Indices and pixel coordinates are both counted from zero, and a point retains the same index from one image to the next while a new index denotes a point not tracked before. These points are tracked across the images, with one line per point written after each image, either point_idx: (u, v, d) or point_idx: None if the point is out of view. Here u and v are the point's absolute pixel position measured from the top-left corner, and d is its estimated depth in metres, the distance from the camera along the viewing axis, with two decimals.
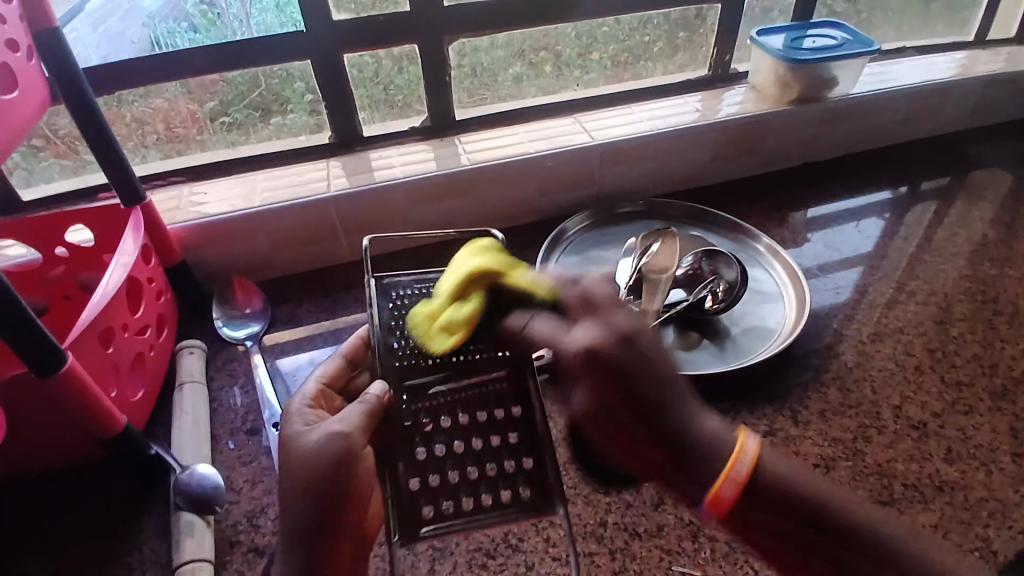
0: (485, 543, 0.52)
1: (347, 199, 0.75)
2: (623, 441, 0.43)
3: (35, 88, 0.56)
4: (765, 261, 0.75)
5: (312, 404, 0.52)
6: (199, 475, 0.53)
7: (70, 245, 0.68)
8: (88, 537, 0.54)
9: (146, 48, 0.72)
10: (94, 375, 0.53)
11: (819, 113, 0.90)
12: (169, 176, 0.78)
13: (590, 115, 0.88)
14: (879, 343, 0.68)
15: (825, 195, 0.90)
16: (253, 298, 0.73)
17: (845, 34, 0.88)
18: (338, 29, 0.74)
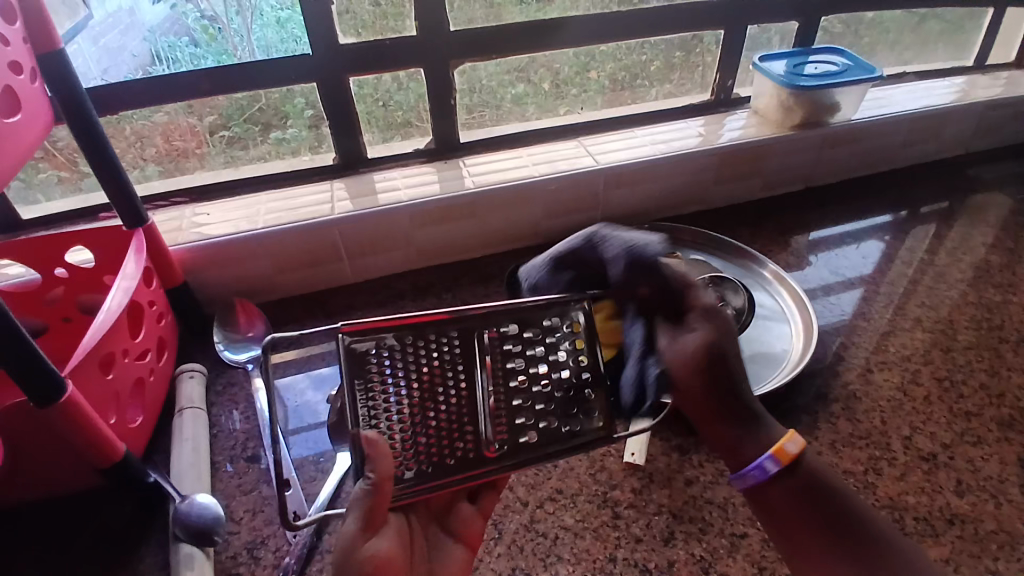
0: None
1: (350, 222, 0.74)
2: (694, 395, 0.50)
3: (39, 111, 0.56)
4: (772, 286, 0.75)
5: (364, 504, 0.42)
6: (199, 504, 0.52)
7: (71, 266, 0.67)
8: (85, 569, 0.53)
9: (148, 62, 0.71)
10: (95, 403, 0.52)
11: (821, 138, 0.90)
12: (171, 196, 0.78)
13: (593, 139, 0.88)
14: (886, 371, 0.68)
15: (827, 218, 0.91)
16: (254, 321, 0.72)
17: (845, 60, 0.89)
18: (341, 50, 0.74)
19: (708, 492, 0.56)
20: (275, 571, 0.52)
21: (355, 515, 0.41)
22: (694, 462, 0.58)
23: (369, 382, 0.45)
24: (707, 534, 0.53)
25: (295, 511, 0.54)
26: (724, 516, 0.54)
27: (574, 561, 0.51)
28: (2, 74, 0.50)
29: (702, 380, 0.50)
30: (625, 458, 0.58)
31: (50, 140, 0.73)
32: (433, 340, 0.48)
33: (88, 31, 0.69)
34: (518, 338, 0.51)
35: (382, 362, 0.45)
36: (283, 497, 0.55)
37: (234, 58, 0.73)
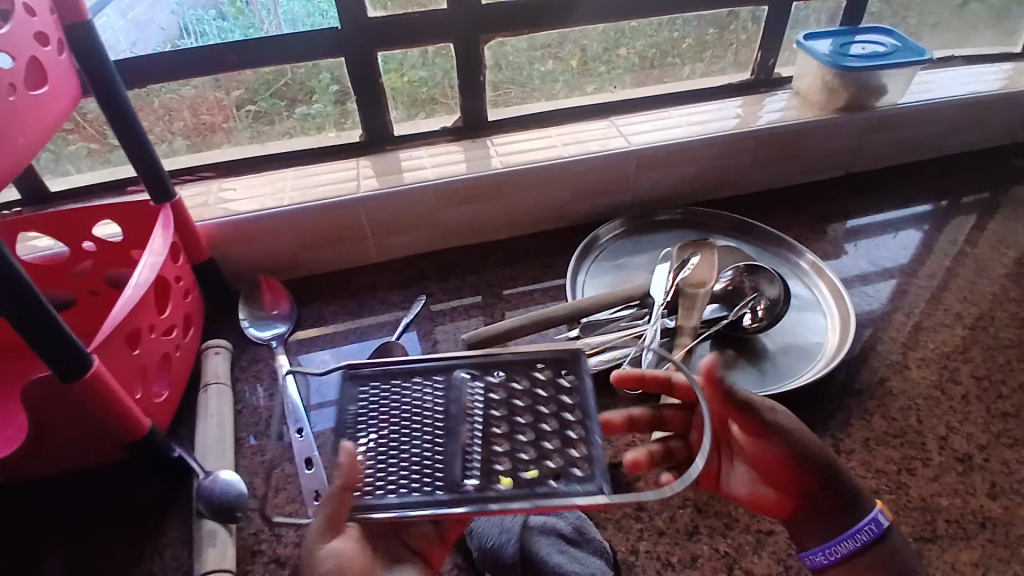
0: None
1: (374, 201, 0.73)
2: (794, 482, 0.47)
3: (66, 83, 0.56)
4: (809, 278, 0.72)
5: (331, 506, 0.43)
6: (223, 482, 0.52)
7: (98, 240, 0.67)
8: (111, 539, 0.54)
9: (175, 36, 0.71)
10: (121, 377, 0.52)
11: (863, 122, 0.86)
12: (197, 171, 0.78)
13: (624, 119, 0.86)
14: (925, 368, 0.65)
15: (866, 207, 0.87)
16: (281, 299, 0.72)
17: (894, 40, 0.85)
18: (368, 25, 0.72)
19: None
20: (296, 550, 0.52)
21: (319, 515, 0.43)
22: None
23: (354, 410, 0.47)
24: (732, 529, 0.52)
25: (317, 490, 0.53)
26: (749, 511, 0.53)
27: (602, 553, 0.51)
28: (27, 45, 0.50)
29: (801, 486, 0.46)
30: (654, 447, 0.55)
31: (79, 111, 0.73)
32: (417, 380, 0.48)
33: (116, 4, 0.69)
34: (518, 388, 0.48)
35: (374, 393, 0.48)
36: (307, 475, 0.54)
37: (261, 32, 0.72)
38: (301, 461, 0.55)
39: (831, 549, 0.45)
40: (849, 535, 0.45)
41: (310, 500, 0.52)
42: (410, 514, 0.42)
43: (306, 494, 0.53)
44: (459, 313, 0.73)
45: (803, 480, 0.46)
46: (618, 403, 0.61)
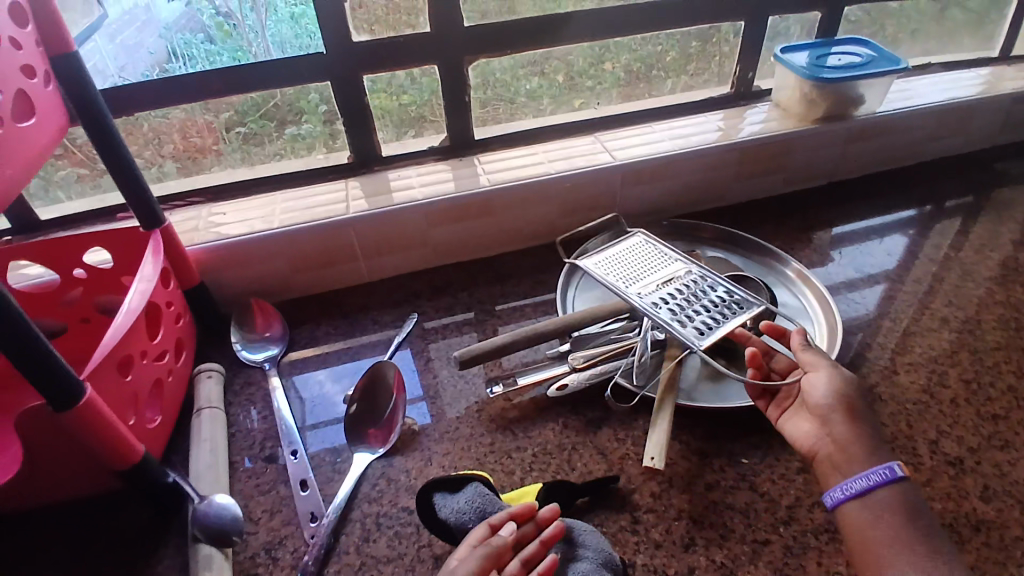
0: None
1: (365, 221, 0.74)
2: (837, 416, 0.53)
3: (53, 113, 0.56)
4: (796, 286, 0.73)
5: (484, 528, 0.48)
6: (217, 505, 0.52)
7: (88, 267, 0.68)
8: (104, 568, 0.53)
9: (165, 59, 0.71)
10: (113, 404, 0.52)
11: (845, 132, 0.88)
12: (188, 196, 0.78)
13: (610, 134, 0.87)
14: (912, 373, 0.66)
15: (849, 214, 0.88)
16: (273, 321, 0.72)
17: (869, 51, 0.87)
18: (355, 48, 0.73)
19: (728, 497, 0.55)
20: (292, 573, 0.51)
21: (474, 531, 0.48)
22: (714, 466, 0.57)
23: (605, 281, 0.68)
24: (728, 540, 0.52)
25: (313, 512, 0.55)
26: (745, 522, 0.53)
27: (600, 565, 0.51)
28: (14, 78, 0.51)
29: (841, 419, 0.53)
30: (645, 463, 0.55)
31: (69, 137, 0.73)
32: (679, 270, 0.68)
33: (105, 29, 0.69)
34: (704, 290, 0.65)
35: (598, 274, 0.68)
36: (302, 497, 0.56)
37: (250, 54, 0.73)
38: (295, 483, 0.57)
39: (846, 486, 0.50)
40: (863, 475, 0.50)
41: (306, 522, 0.54)
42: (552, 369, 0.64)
43: (300, 516, 0.55)
44: (451, 330, 0.73)
45: (843, 415, 0.53)
46: (611, 415, 0.61)
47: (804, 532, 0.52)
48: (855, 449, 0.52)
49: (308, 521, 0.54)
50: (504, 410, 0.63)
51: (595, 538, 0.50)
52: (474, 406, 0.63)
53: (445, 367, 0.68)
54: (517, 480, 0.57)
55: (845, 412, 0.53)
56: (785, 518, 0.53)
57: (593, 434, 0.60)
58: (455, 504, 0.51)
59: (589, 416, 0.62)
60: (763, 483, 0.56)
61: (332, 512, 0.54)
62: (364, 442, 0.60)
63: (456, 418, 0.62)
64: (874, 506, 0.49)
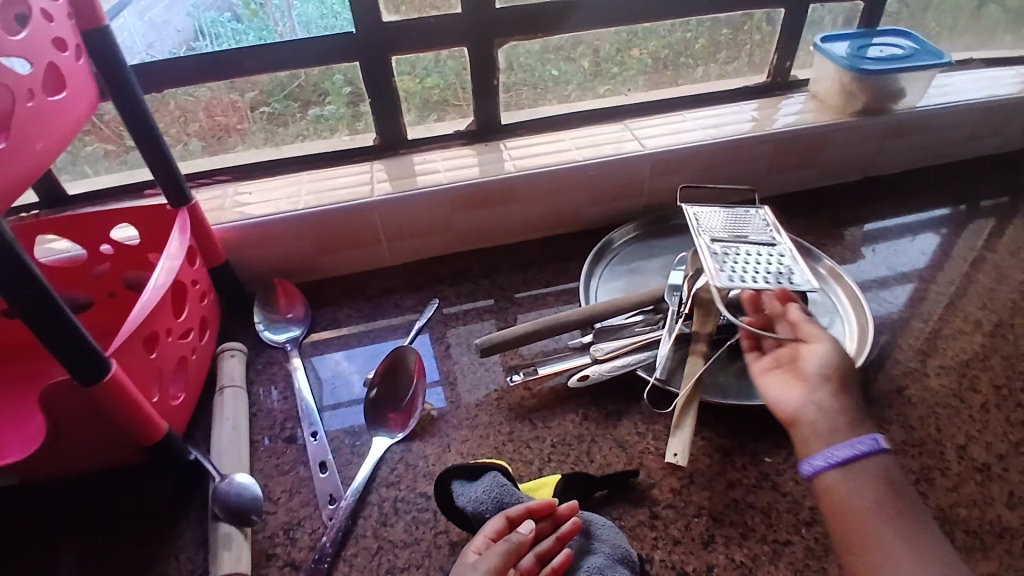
0: None
1: (389, 205, 0.74)
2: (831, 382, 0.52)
3: (84, 87, 0.56)
4: (827, 284, 0.72)
5: (499, 529, 0.47)
6: (238, 485, 0.52)
7: (115, 243, 0.68)
8: (127, 541, 0.54)
9: (192, 37, 0.71)
10: (138, 380, 0.52)
11: (883, 126, 0.85)
12: (214, 175, 0.78)
13: (639, 122, 0.85)
14: (942, 377, 0.64)
15: (882, 211, 0.86)
16: (296, 303, 0.73)
17: (911, 43, 0.84)
18: (384, 29, 0.72)
19: (750, 497, 0.54)
20: (310, 553, 0.51)
21: (490, 527, 0.47)
22: (737, 465, 0.56)
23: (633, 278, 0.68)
24: (749, 540, 0.51)
25: (331, 494, 0.55)
26: (767, 522, 0.52)
27: None
28: (46, 51, 0.51)
29: (829, 386, 0.52)
30: (668, 459, 0.55)
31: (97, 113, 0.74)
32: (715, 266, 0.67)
33: (133, 6, 0.69)
34: None
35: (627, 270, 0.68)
36: (320, 478, 0.56)
37: (276, 34, 0.72)
38: (315, 465, 0.57)
39: (829, 454, 0.48)
40: (847, 443, 0.48)
41: (325, 503, 0.54)
42: (573, 364, 0.63)
43: (319, 497, 0.55)
44: (471, 317, 0.73)
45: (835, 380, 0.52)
46: (632, 408, 0.61)
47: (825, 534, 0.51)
48: (841, 421, 0.50)
49: (326, 503, 0.54)
50: (524, 399, 0.62)
51: (612, 532, 0.49)
52: (493, 394, 0.63)
53: (465, 353, 0.68)
54: (535, 470, 0.56)
55: (836, 383, 0.52)
56: (808, 520, 0.52)
57: (613, 428, 0.59)
58: (473, 493, 0.50)
59: (610, 409, 0.61)
60: (786, 483, 0.55)
61: (350, 494, 0.54)
62: (384, 427, 0.60)
63: (474, 405, 0.62)
64: (856, 477, 0.47)
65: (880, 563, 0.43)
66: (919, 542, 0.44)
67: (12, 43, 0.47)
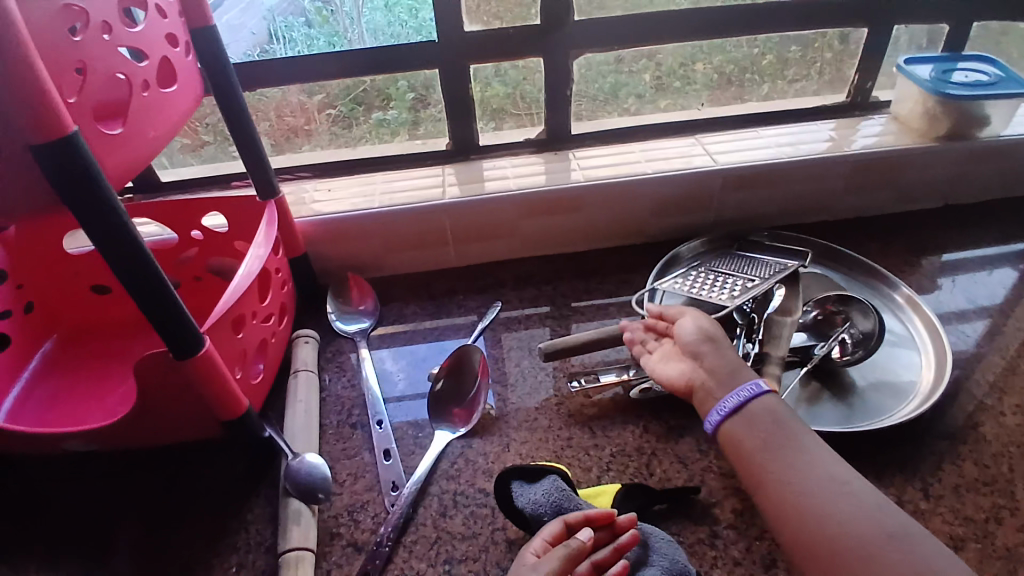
0: None
1: (459, 208, 0.76)
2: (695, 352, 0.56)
3: (192, 82, 0.61)
4: (903, 312, 0.70)
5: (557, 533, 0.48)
6: (308, 465, 0.55)
7: (205, 229, 0.73)
8: (203, 509, 0.58)
9: (266, 40, 0.76)
10: (225, 358, 0.56)
11: (967, 152, 0.82)
12: (296, 171, 0.83)
13: (711, 138, 0.85)
14: (1023, 416, 0.61)
15: (962, 241, 0.83)
16: (367, 297, 0.75)
17: (997, 69, 0.80)
18: (465, 37, 0.75)
19: None
20: (372, 537, 0.54)
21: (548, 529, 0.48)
22: None
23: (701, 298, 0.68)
24: None
25: (394, 482, 0.57)
26: None
27: None
28: (159, 45, 0.55)
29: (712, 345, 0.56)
30: None
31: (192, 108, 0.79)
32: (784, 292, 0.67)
33: (216, 11, 0.73)
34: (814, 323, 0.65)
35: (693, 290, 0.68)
36: (385, 466, 0.58)
37: (345, 40, 0.76)
38: (379, 452, 0.59)
39: (721, 406, 0.52)
40: (732, 393, 0.52)
41: (387, 490, 0.56)
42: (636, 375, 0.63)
43: (382, 483, 0.57)
44: (533, 321, 0.74)
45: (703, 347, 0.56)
46: (692, 423, 0.61)
47: None
48: (724, 375, 0.53)
49: (389, 490, 0.56)
50: (584, 406, 0.63)
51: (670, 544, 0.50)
52: (554, 398, 0.64)
53: (526, 357, 0.69)
54: (593, 477, 0.57)
55: (710, 338, 0.56)
56: None
57: (673, 441, 0.59)
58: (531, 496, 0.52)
59: (670, 422, 0.61)
60: None
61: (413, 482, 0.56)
62: (447, 421, 0.62)
63: (535, 408, 0.63)
64: (748, 419, 0.50)
65: (785, 493, 0.46)
66: (809, 469, 0.46)
67: (127, 35, 0.51)
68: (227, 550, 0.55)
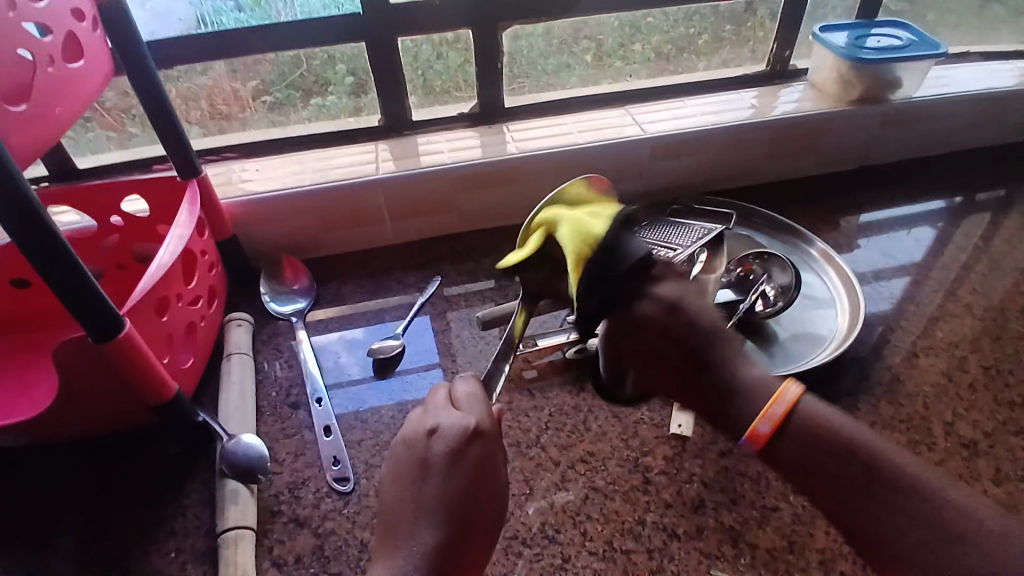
0: (563, 550, 0.51)
1: (392, 183, 0.75)
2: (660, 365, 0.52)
3: (100, 58, 0.58)
4: (818, 266, 0.74)
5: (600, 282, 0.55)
6: (245, 445, 0.54)
7: (125, 215, 0.70)
8: (136, 498, 0.56)
9: (193, 26, 0.72)
10: (148, 342, 0.54)
11: (879, 115, 0.87)
12: (221, 151, 0.80)
13: (640, 108, 0.87)
14: (931, 357, 0.66)
15: (878, 201, 0.87)
16: (300, 275, 0.75)
17: (909, 35, 0.85)
18: (390, 8, 0.73)
19: (740, 464, 0.56)
20: (314, 512, 0.53)
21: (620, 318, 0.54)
22: None
23: None
24: (738, 504, 0.53)
25: (335, 455, 0.57)
26: (756, 488, 0.54)
27: (603, 520, 0.52)
28: (66, 20, 0.52)
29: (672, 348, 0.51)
30: (672, 429, 0.58)
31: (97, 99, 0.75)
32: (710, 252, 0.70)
33: None
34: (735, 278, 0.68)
35: None
36: (325, 442, 0.58)
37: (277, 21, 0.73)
38: (320, 429, 0.59)
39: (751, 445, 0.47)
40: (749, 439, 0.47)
41: (329, 466, 0.56)
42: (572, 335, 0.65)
43: (323, 459, 0.57)
44: (473, 295, 0.74)
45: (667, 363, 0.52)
46: None
47: None
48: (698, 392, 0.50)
49: (330, 465, 0.56)
50: (523, 370, 0.64)
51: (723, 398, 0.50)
52: None
53: (465, 328, 0.70)
54: (533, 437, 0.58)
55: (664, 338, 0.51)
56: None
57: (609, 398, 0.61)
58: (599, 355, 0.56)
59: None
60: None
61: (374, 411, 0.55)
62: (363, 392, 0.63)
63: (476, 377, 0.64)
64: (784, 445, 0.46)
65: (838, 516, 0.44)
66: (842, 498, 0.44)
67: (34, 9, 0.48)
68: (165, 538, 0.53)
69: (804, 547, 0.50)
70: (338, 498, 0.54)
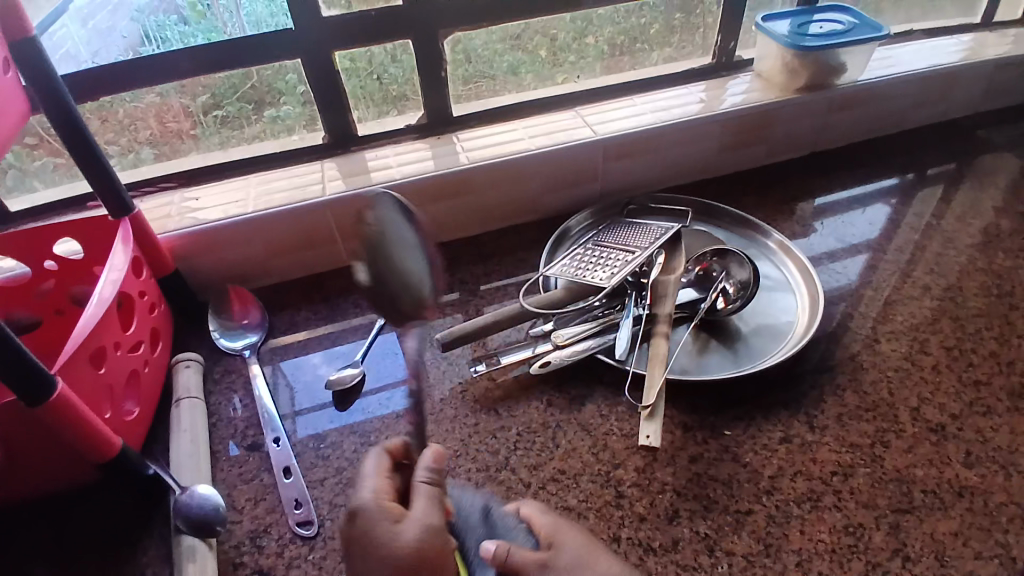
0: None
1: (342, 203, 0.73)
2: None
3: (14, 102, 0.53)
4: (776, 257, 0.74)
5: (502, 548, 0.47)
6: (200, 496, 0.51)
7: (59, 258, 0.66)
8: (88, 563, 0.53)
9: (137, 43, 0.69)
10: (88, 398, 0.51)
11: (828, 100, 0.87)
12: (161, 181, 0.76)
13: (591, 108, 0.86)
14: (893, 341, 0.66)
15: (832, 184, 0.88)
16: (250, 309, 0.72)
17: (852, 18, 0.85)
18: (327, 23, 0.71)
19: (712, 470, 0.56)
20: (279, 560, 0.51)
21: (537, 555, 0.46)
22: (698, 439, 0.58)
23: None
24: (712, 512, 0.53)
25: (297, 498, 0.54)
26: (729, 493, 0.54)
27: None
28: None
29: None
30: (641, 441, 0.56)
31: (39, 123, 0.72)
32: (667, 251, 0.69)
33: (75, 12, 0.69)
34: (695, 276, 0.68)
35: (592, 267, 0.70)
36: (285, 485, 0.55)
37: (224, 34, 0.70)
38: (279, 470, 0.56)
39: None
40: None
41: (290, 509, 0.54)
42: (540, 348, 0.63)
43: (284, 503, 0.54)
44: (434, 311, 0.72)
45: None
46: (593, 391, 0.62)
47: (787, 500, 0.54)
48: None
49: (292, 508, 0.54)
50: (488, 389, 0.63)
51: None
52: (458, 387, 0.63)
53: (428, 349, 0.68)
54: (502, 459, 0.57)
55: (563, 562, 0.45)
56: (768, 488, 0.54)
57: (578, 412, 0.60)
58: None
59: (572, 393, 0.62)
60: (745, 454, 0.57)
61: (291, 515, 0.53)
62: (323, 422, 0.61)
63: (440, 400, 0.62)
64: None
65: None
66: None
67: None
68: None
69: (780, 550, 0.51)
70: (302, 543, 0.52)
